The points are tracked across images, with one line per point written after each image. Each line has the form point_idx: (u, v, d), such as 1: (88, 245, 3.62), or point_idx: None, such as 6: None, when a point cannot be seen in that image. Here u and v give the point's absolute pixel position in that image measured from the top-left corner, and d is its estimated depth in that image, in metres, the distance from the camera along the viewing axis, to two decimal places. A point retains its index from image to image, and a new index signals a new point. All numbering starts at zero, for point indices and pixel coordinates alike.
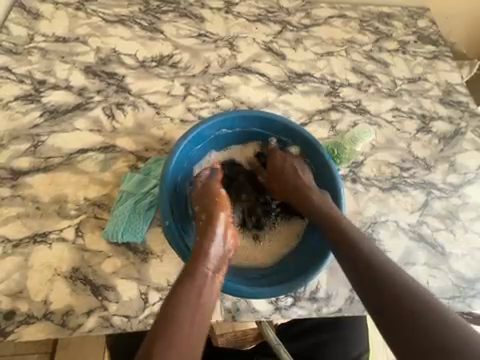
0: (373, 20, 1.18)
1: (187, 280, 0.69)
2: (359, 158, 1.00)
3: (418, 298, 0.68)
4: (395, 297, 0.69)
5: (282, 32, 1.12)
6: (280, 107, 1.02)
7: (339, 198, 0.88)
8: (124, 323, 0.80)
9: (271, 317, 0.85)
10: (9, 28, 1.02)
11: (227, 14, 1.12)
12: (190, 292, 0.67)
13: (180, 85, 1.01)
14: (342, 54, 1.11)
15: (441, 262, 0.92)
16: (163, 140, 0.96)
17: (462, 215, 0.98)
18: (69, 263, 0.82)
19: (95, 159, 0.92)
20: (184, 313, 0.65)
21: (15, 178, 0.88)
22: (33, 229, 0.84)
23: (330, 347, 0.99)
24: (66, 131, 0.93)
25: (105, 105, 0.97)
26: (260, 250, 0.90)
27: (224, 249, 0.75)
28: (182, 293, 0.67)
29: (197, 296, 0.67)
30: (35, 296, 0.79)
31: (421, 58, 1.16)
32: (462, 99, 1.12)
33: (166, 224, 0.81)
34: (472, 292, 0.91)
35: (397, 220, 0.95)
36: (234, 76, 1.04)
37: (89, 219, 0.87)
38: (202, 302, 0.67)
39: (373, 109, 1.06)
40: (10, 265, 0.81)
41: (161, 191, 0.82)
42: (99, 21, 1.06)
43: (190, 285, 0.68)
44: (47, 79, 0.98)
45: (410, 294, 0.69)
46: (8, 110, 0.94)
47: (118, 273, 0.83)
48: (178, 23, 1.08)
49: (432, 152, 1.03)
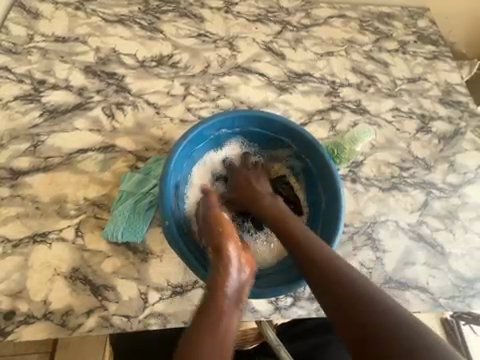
0: (373, 19, 1.18)
1: (203, 319, 0.63)
2: (359, 158, 1.00)
3: (375, 304, 0.61)
4: (352, 303, 0.62)
5: (282, 32, 1.12)
6: (280, 107, 1.02)
7: (339, 196, 0.87)
8: (124, 323, 0.80)
9: (271, 317, 0.85)
10: (8, 27, 1.02)
11: (227, 14, 1.12)
12: (206, 327, 0.62)
13: (180, 85, 1.01)
14: (342, 54, 1.11)
15: (441, 262, 0.92)
16: (163, 140, 0.96)
17: (461, 215, 0.98)
18: (69, 263, 0.82)
19: (94, 159, 0.92)
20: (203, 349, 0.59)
21: (15, 178, 0.88)
22: (33, 229, 0.84)
23: (331, 348, 1.00)
24: (66, 131, 0.93)
25: (105, 104, 0.97)
26: (263, 250, 0.91)
27: (240, 281, 0.70)
28: (199, 331, 0.61)
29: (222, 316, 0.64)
30: (35, 296, 0.79)
31: (421, 58, 1.16)
32: (462, 99, 1.12)
33: (166, 224, 0.81)
34: (471, 292, 0.91)
35: (397, 220, 0.95)
36: (234, 75, 1.04)
37: (89, 219, 0.86)
38: (220, 335, 0.62)
39: (373, 109, 1.06)
40: (9, 265, 0.81)
41: (161, 191, 0.82)
42: (99, 21, 1.06)
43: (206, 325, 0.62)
44: (47, 79, 0.97)
45: (365, 300, 0.61)
46: (8, 110, 0.94)
47: (118, 273, 0.83)
48: (178, 23, 1.08)
49: (431, 152, 1.03)
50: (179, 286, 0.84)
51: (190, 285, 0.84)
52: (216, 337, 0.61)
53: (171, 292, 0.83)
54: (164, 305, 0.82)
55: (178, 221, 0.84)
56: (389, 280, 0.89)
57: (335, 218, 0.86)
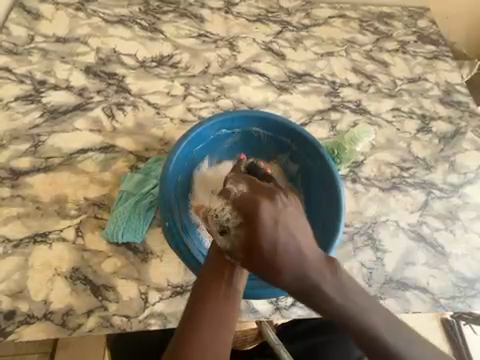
0: (373, 20, 1.18)
1: (211, 289, 0.69)
2: (359, 158, 1.00)
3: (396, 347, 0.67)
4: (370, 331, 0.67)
5: (282, 32, 1.12)
6: (280, 107, 1.02)
7: (339, 197, 0.87)
8: (125, 323, 0.80)
9: (271, 317, 0.85)
10: (9, 28, 1.02)
11: (227, 15, 1.12)
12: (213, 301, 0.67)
13: (180, 85, 1.01)
14: (342, 54, 1.11)
15: (441, 262, 0.92)
16: (163, 140, 0.96)
17: (461, 215, 0.98)
18: (69, 263, 0.82)
19: (95, 159, 0.92)
20: (211, 320, 0.66)
21: (15, 178, 0.88)
22: (33, 229, 0.84)
23: (329, 348, 1.00)
24: (66, 131, 0.93)
25: (105, 105, 0.97)
26: None
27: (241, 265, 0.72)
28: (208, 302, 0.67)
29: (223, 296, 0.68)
30: (35, 296, 0.79)
31: (421, 58, 1.16)
32: (463, 99, 1.12)
33: (166, 224, 0.83)
34: (472, 292, 0.91)
35: (397, 220, 0.95)
36: (234, 76, 1.04)
37: (89, 219, 0.87)
38: (226, 307, 0.67)
39: (373, 109, 1.06)
40: (10, 265, 0.81)
41: (161, 192, 0.83)
42: (100, 21, 1.06)
43: (213, 294, 0.68)
44: (48, 80, 0.98)
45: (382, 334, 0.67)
46: (8, 110, 0.94)
47: (118, 274, 0.83)
48: (178, 23, 1.08)
49: (432, 152, 1.03)
50: (179, 286, 0.84)
51: (190, 285, 0.84)
52: (220, 317, 0.66)
53: (171, 292, 0.83)
54: (164, 305, 0.82)
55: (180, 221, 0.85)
56: (389, 280, 0.89)
57: (335, 217, 0.86)
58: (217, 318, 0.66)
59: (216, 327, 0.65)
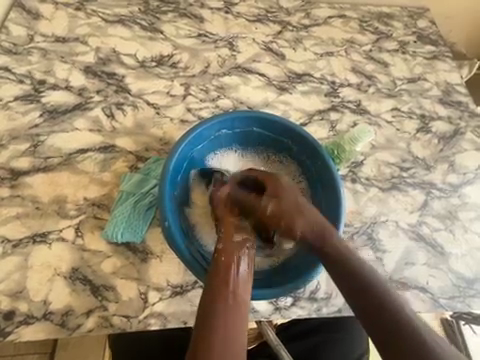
0: (373, 20, 1.19)
1: (215, 286, 0.70)
2: (359, 158, 1.00)
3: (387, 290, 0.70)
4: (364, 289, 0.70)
5: (282, 32, 1.12)
6: (280, 107, 1.02)
7: (339, 198, 0.86)
8: (124, 323, 0.80)
9: (271, 317, 0.85)
10: (9, 28, 1.02)
11: (227, 14, 1.12)
12: (221, 299, 0.69)
13: (179, 85, 1.01)
14: (341, 54, 1.11)
15: (441, 262, 0.92)
16: (163, 140, 0.95)
17: (461, 215, 0.98)
18: (69, 263, 0.82)
19: (95, 159, 0.92)
20: (228, 339, 0.64)
21: (15, 178, 0.88)
22: (33, 229, 0.84)
23: (329, 346, 1.00)
24: (66, 131, 0.93)
25: (105, 104, 0.97)
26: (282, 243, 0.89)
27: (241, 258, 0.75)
28: (220, 322, 0.66)
29: (225, 289, 0.70)
30: (35, 296, 0.79)
31: (421, 58, 1.16)
32: (462, 100, 1.12)
33: (166, 225, 0.80)
34: (471, 292, 0.91)
35: (397, 220, 0.95)
36: (234, 76, 1.04)
37: (89, 219, 0.86)
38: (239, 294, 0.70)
39: (372, 109, 1.06)
40: (10, 265, 0.81)
41: (162, 192, 0.81)
42: (100, 21, 1.06)
43: (222, 288, 0.70)
44: (47, 79, 0.98)
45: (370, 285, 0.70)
46: (8, 110, 0.94)
47: (118, 273, 0.83)
48: (178, 23, 1.09)
49: (431, 152, 1.03)
50: (179, 286, 0.84)
51: (190, 285, 0.84)
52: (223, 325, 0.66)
53: (171, 292, 0.83)
54: (163, 305, 0.82)
55: (177, 220, 0.83)
56: (389, 280, 0.89)
57: (335, 218, 0.86)
58: (231, 343, 0.64)
59: (230, 332, 0.65)
